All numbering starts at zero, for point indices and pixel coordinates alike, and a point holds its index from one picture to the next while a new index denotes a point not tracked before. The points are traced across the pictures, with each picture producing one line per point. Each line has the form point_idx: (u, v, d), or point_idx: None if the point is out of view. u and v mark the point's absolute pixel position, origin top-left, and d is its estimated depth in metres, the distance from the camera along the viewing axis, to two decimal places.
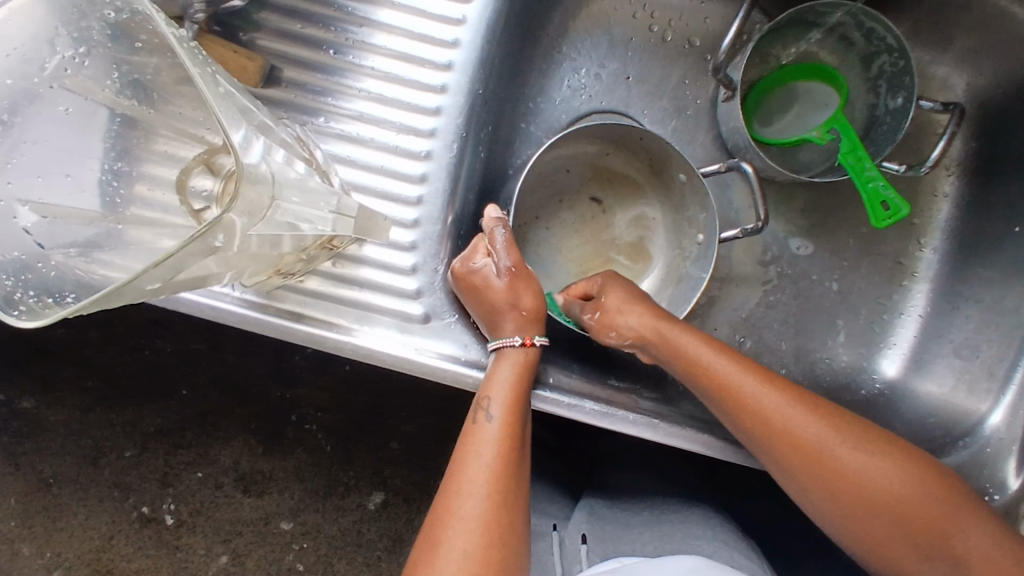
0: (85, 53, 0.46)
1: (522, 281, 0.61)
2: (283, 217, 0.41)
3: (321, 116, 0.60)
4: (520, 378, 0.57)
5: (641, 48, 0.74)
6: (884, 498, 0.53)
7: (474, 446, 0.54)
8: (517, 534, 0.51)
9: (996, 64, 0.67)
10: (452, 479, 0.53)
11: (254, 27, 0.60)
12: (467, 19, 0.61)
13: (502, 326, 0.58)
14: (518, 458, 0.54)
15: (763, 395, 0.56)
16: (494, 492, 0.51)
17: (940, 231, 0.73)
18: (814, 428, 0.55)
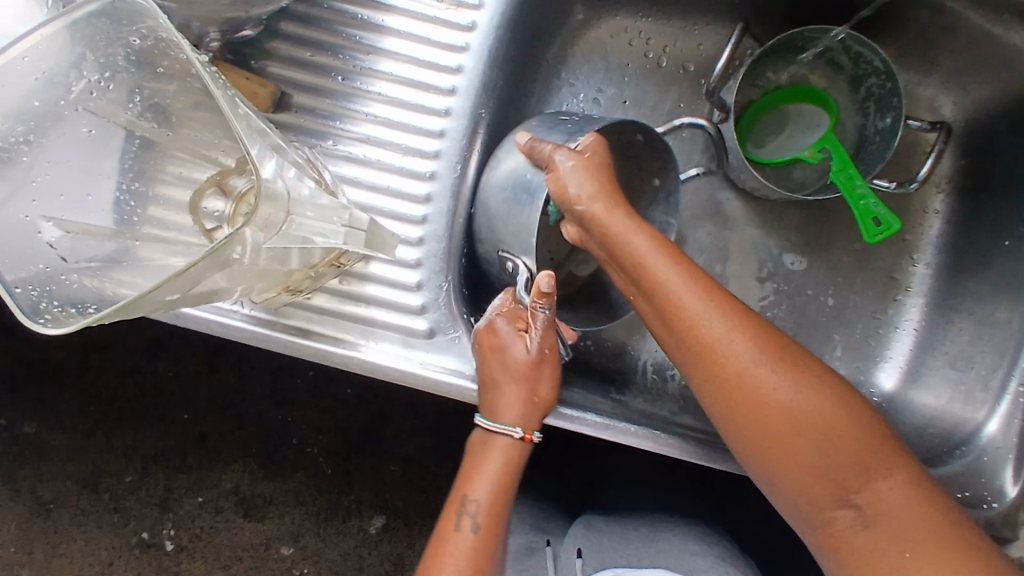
0: (110, 77, 0.47)
1: (544, 364, 0.59)
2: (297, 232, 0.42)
3: (329, 139, 0.62)
4: (510, 460, 0.59)
5: (637, 73, 0.77)
6: (818, 434, 0.50)
7: (462, 524, 0.56)
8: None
9: (980, 85, 0.69)
10: (438, 552, 0.55)
11: (265, 56, 0.62)
12: (470, 46, 0.63)
13: (504, 407, 0.58)
14: (500, 535, 0.57)
15: (713, 321, 0.53)
16: (478, 573, 0.54)
17: (931, 248, 0.75)
18: (749, 355, 0.52)
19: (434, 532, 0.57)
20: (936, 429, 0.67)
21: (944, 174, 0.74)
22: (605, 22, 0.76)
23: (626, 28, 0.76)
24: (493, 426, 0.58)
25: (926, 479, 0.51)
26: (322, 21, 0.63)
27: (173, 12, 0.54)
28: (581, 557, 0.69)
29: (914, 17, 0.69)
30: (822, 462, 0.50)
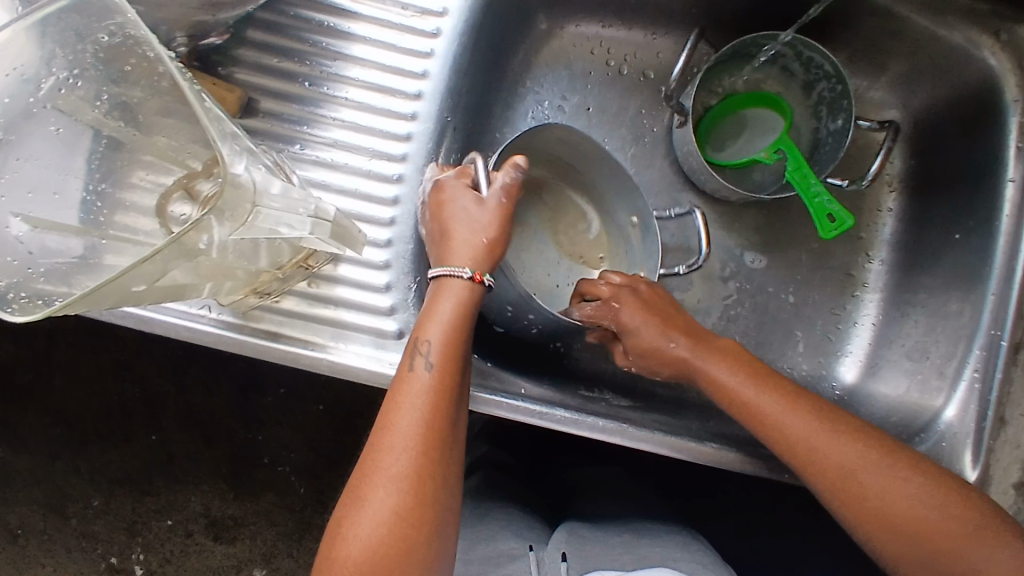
0: (78, 74, 0.48)
1: (496, 213, 0.57)
2: (264, 224, 0.43)
3: (297, 143, 0.63)
4: (459, 321, 0.54)
5: (600, 81, 0.79)
6: (909, 520, 0.54)
7: (407, 396, 0.52)
8: (442, 480, 0.51)
9: (924, 87, 0.73)
10: (382, 429, 0.51)
11: (232, 62, 0.63)
12: (435, 52, 0.65)
13: (450, 251, 0.56)
14: (450, 403, 0.53)
15: (785, 413, 0.59)
16: (424, 448, 0.50)
17: (885, 245, 0.78)
18: (837, 446, 0.57)
19: (382, 406, 0.53)
20: (895, 418, 0.69)
21: (894, 174, 0.77)
22: (568, 32, 0.78)
23: (588, 38, 0.79)
24: (438, 267, 0.56)
25: (1011, 531, 0.54)
26: (289, 28, 0.64)
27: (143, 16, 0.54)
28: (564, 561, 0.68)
29: (861, 24, 0.72)
30: (924, 547, 0.54)
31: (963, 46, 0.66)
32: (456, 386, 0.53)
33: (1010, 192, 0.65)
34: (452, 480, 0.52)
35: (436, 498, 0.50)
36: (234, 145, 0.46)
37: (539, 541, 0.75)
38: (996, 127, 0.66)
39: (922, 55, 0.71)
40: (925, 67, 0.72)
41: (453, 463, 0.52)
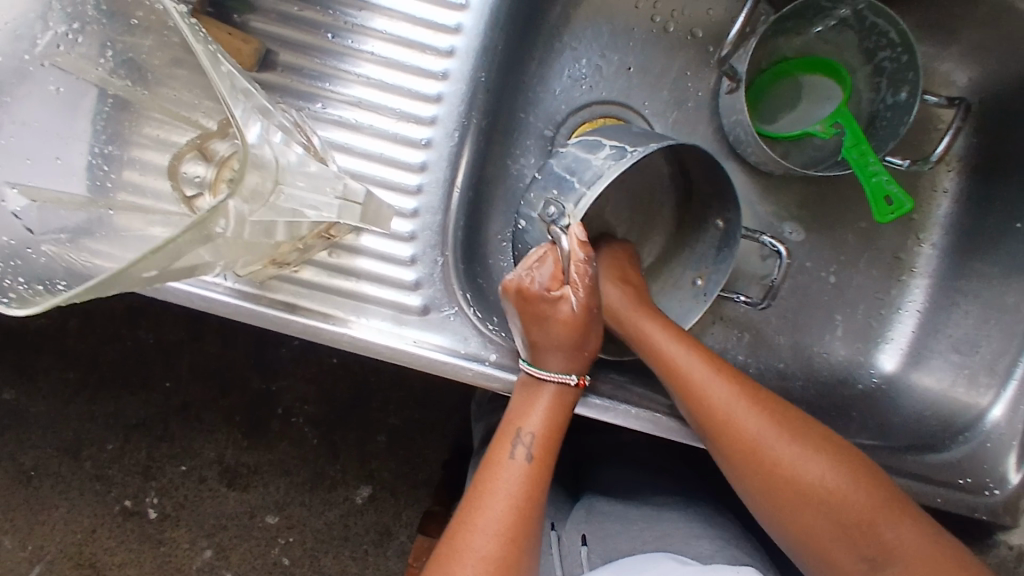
0: (79, 30, 0.44)
1: (595, 319, 0.56)
2: (286, 203, 0.39)
3: (317, 101, 0.59)
4: (557, 414, 0.56)
5: (643, 38, 0.73)
6: (817, 498, 0.52)
7: (499, 483, 0.53)
8: (525, 575, 0.51)
9: (999, 60, 0.66)
10: (472, 513, 0.52)
11: (249, 10, 0.59)
12: (469, 5, 0.59)
13: (551, 359, 0.55)
14: (539, 495, 0.54)
15: (718, 386, 0.55)
16: (513, 537, 0.51)
17: (939, 227, 0.73)
18: (752, 411, 0.55)
19: (470, 491, 0.54)
20: (934, 417, 0.66)
21: (957, 153, 0.71)
22: None
23: None
24: (544, 375, 0.55)
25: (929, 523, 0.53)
26: None
27: None
28: (584, 544, 0.67)
29: None
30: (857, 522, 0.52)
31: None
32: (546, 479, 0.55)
33: None
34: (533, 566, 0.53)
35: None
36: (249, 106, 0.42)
37: (560, 520, 0.74)
38: None
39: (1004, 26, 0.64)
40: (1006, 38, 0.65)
41: (533, 556, 0.52)
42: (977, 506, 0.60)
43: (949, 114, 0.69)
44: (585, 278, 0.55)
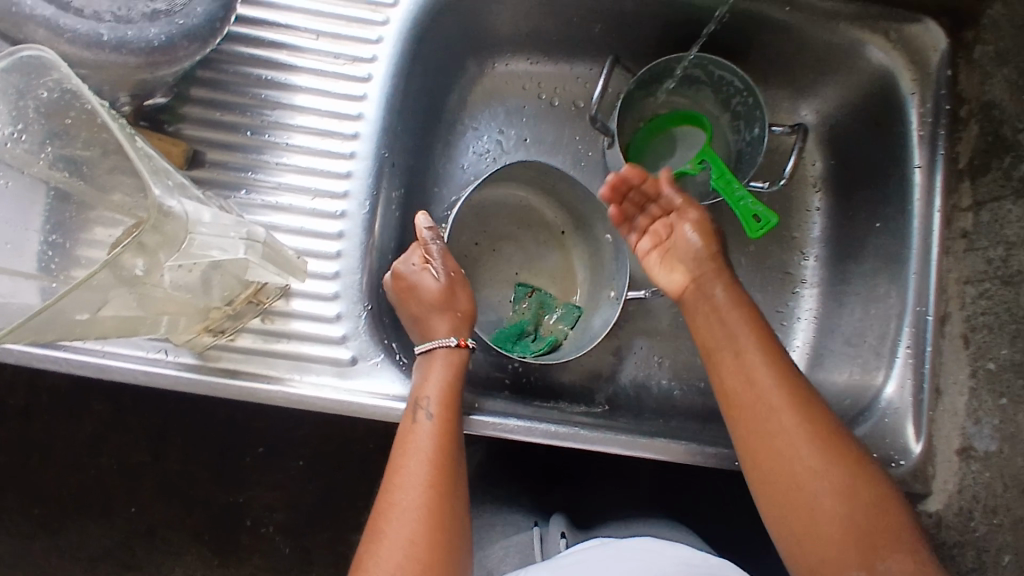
0: (22, 129, 0.51)
1: (457, 287, 0.68)
2: (198, 250, 0.47)
3: (242, 189, 0.67)
4: (452, 376, 0.63)
5: (535, 113, 0.84)
6: (831, 521, 0.52)
7: (412, 445, 0.58)
8: (455, 518, 0.55)
9: (834, 90, 0.77)
10: (393, 475, 0.57)
11: (179, 119, 0.67)
12: (368, 97, 0.69)
13: (435, 327, 0.65)
14: (451, 446, 0.59)
15: (769, 390, 0.57)
16: (433, 487, 0.55)
17: (816, 242, 0.81)
18: (793, 424, 0.55)
19: (391, 457, 0.58)
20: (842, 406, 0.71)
21: (817, 175, 0.81)
22: (499, 71, 0.83)
23: (519, 75, 0.83)
24: (431, 343, 0.64)
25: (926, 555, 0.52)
26: (231, 85, 0.68)
27: None
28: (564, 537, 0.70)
29: (762, 44, 0.76)
30: (845, 468, 0.54)
31: (854, 44, 0.72)
32: (455, 432, 0.60)
33: (918, 177, 0.69)
34: (464, 514, 0.57)
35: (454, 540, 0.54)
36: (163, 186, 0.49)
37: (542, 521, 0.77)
38: (903, 120, 0.71)
39: (829, 61, 0.74)
40: (833, 71, 0.75)
41: (460, 502, 0.57)
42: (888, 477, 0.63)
43: (793, 138, 0.79)
44: (437, 253, 0.67)
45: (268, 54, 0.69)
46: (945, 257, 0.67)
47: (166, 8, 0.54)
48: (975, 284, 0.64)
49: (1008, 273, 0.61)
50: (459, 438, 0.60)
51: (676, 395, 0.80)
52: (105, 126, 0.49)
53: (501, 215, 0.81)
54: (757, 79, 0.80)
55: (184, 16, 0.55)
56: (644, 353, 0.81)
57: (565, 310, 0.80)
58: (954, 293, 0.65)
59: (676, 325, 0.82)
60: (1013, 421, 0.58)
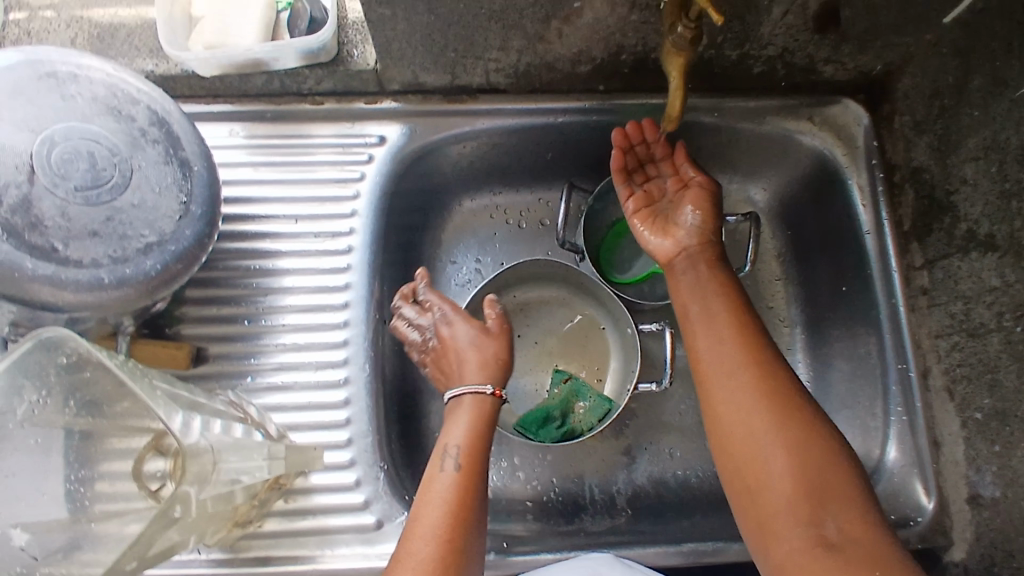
0: (46, 392, 0.53)
1: (494, 342, 0.68)
2: (224, 476, 0.51)
3: (247, 376, 0.70)
4: (479, 422, 0.64)
5: (505, 237, 0.88)
6: (778, 488, 0.53)
7: (433, 494, 0.59)
8: (465, 566, 0.56)
9: (776, 172, 0.83)
10: (413, 524, 0.57)
11: (177, 321, 0.71)
12: (352, 266, 0.73)
13: (468, 373, 0.66)
14: (471, 492, 0.59)
15: (733, 376, 0.59)
16: (447, 536, 0.56)
17: (790, 309, 0.84)
18: (747, 407, 0.57)
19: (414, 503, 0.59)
20: None
21: (777, 245, 0.86)
22: (467, 205, 0.87)
23: (485, 205, 0.88)
24: (460, 389, 0.65)
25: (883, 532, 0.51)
26: (222, 280, 0.73)
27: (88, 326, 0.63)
28: None
29: (700, 144, 0.81)
30: (808, 454, 0.54)
31: (786, 133, 0.76)
32: (478, 477, 0.61)
33: (869, 243, 0.73)
34: (474, 563, 0.57)
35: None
36: (185, 408, 0.53)
37: None
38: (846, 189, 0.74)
39: (767, 145, 0.79)
40: (772, 154, 0.80)
41: (474, 549, 0.57)
42: (909, 538, 0.66)
43: (746, 225, 0.84)
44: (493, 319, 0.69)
45: (252, 245, 0.74)
46: (911, 313, 0.71)
47: (158, 238, 0.58)
48: (945, 338, 0.67)
49: (971, 327, 0.64)
50: (479, 485, 0.61)
51: (692, 481, 0.82)
52: (103, 370, 0.51)
53: (516, 311, 0.86)
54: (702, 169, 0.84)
55: (175, 241, 0.59)
56: (654, 446, 0.83)
57: (596, 403, 0.81)
58: (929, 348, 0.69)
59: (677, 412, 0.85)
60: (1011, 468, 0.60)
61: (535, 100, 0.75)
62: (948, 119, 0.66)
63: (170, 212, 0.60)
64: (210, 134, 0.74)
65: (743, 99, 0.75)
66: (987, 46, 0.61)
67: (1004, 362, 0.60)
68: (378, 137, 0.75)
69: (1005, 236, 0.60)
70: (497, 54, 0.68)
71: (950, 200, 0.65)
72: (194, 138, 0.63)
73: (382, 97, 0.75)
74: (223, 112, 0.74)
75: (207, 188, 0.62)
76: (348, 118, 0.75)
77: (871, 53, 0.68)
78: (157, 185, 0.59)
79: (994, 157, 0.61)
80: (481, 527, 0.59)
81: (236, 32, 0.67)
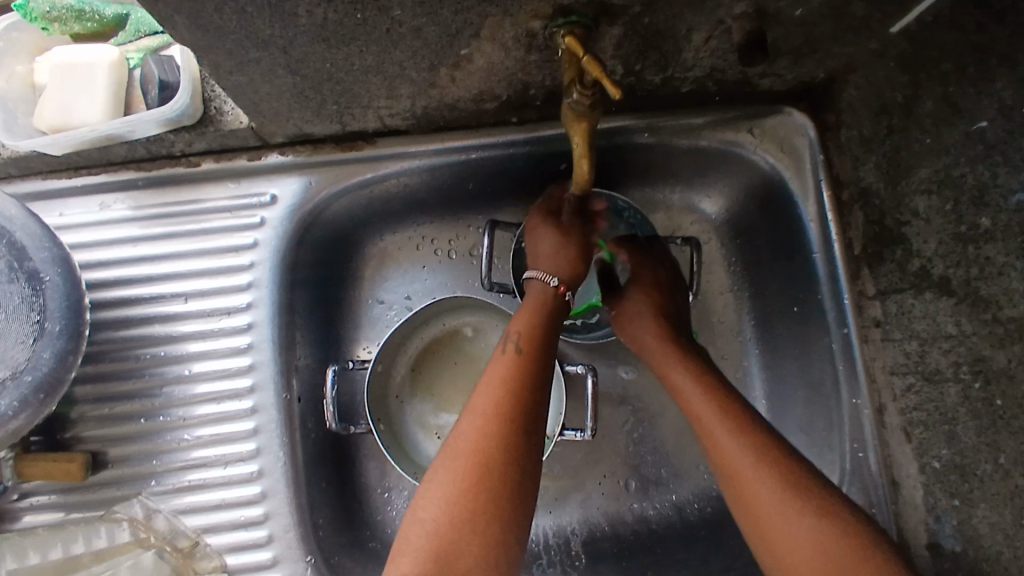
0: None
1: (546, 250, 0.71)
2: None
3: (151, 479, 0.65)
4: (530, 315, 0.63)
5: (433, 269, 0.79)
6: (790, 540, 0.51)
7: (479, 393, 0.56)
8: (528, 434, 0.53)
9: (719, 180, 0.74)
10: (455, 430, 0.54)
11: (73, 425, 0.65)
12: (255, 345, 0.66)
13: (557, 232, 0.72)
14: (520, 372, 0.57)
15: (725, 437, 0.58)
16: (493, 435, 0.52)
17: (743, 323, 0.78)
18: (748, 465, 0.55)
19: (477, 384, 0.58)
20: None
21: (725, 252, 0.78)
22: (389, 240, 0.78)
23: (409, 237, 0.79)
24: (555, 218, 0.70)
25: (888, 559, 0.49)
26: (114, 374, 0.66)
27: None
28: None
29: (634, 159, 0.72)
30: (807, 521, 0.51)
31: (725, 146, 0.68)
32: (528, 358, 0.59)
33: (818, 264, 0.67)
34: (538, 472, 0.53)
35: (513, 462, 0.51)
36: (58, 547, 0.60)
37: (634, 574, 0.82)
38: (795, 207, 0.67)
39: (706, 156, 0.71)
40: (713, 165, 0.72)
41: (538, 419, 0.55)
42: None
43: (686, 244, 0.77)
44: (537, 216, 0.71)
45: (143, 330, 0.66)
46: (864, 344, 0.65)
47: (11, 372, 0.53)
48: (900, 377, 0.62)
49: (927, 371, 0.59)
50: (533, 363, 0.58)
51: (650, 514, 0.78)
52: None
53: (450, 338, 0.81)
54: (640, 182, 0.77)
55: (31, 371, 0.53)
56: (609, 479, 0.79)
57: None
58: (884, 384, 0.63)
59: (630, 442, 0.79)
60: (971, 525, 0.57)
61: (443, 138, 0.66)
62: (898, 138, 0.58)
63: (23, 338, 0.53)
64: (81, 209, 0.66)
65: (674, 117, 0.66)
66: (937, 66, 0.54)
67: (962, 416, 0.56)
68: (271, 196, 0.67)
69: (961, 282, 0.55)
70: (387, 102, 0.59)
71: (901, 231, 0.59)
72: (47, 240, 0.55)
73: (268, 150, 0.66)
74: (91, 184, 0.66)
75: (66, 298, 0.55)
76: (234, 177, 0.67)
77: (811, 64, 0.59)
78: (3, 310, 0.54)
79: (948, 194, 0.55)
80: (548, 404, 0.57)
81: (77, 107, 0.60)
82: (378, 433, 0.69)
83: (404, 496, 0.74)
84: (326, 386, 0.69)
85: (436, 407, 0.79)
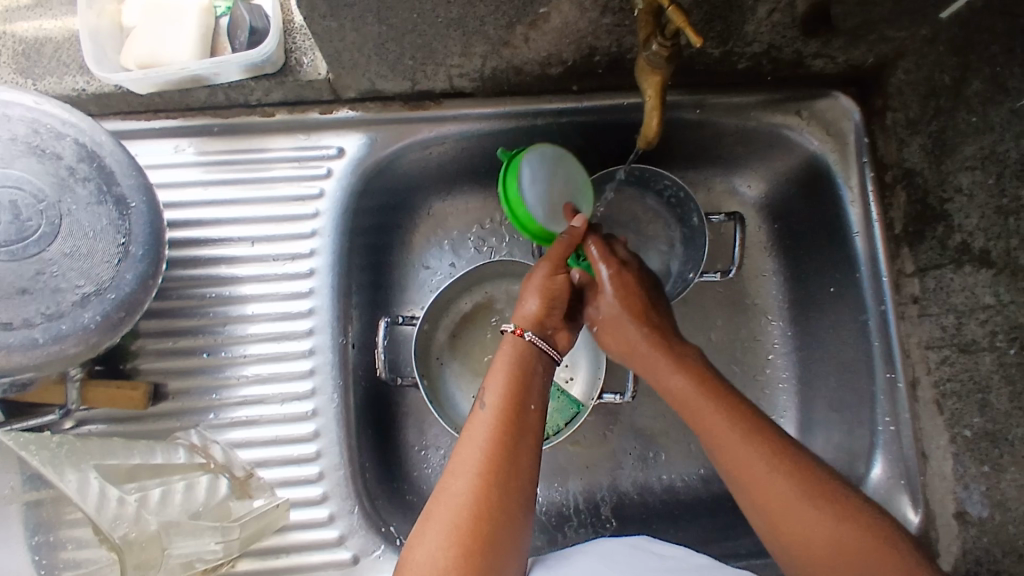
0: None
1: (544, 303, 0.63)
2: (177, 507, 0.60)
3: (210, 412, 0.67)
4: (513, 361, 0.60)
5: (479, 237, 0.82)
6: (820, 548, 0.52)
7: (462, 448, 0.55)
8: (509, 511, 0.52)
9: (762, 163, 0.77)
10: (440, 488, 0.54)
11: (134, 355, 0.68)
12: (314, 290, 0.69)
13: (534, 292, 0.64)
14: (508, 438, 0.55)
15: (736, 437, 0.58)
16: (479, 505, 0.51)
17: (778, 304, 0.80)
18: (762, 462, 0.56)
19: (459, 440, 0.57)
20: None
21: (764, 237, 0.81)
22: (439, 206, 0.81)
23: (459, 204, 0.81)
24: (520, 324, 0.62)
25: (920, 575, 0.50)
26: (177, 310, 0.68)
27: (37, 378, 0.60)
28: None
29: (683, 138, 0.75)
30: None
31: (773, 127, 0.71)
32: (516, 419, 0.56)
33: (858, 244, 0.70)
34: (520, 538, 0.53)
35: (501, 529, 0.51)
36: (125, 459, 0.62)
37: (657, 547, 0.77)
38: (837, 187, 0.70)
39: (753, 138, 0.73)
40: (760, 147, 0.74)
41: (521, 489, 0.54)
42: None
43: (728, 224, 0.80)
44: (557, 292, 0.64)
45: (207, 270, 0.69)
46: (901, 321, 0.68)
47: (95, 288, 0.55)
48: (935, 350, 0.65)
49: (963, 342, 0.62)
50: (523, 428, 0.56)
51: (678, 486, 0.80)
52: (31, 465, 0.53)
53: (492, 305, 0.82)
54: (685, 162, 0.79)
55: (115, 290, 0.56)
56: (640, 449, 0.81)
57: (564, 404, 0.78)
58: (918, 358, 0.66)
59: (660, 416, 0.81)
60: (999, 490, 0.60)
61: (505, 103, 0.69)
62: (945, 119, 0.62)
63: (108, 258, 0.56)
64: (154, 150, 0.69)
65: (724, 95, 0.69)
66: (986, 48, 0.58)
67: (996, 383, 0.59)
68: (337, 149, 0.70)
69: (1000, 253, 0.59)
70: (459, 60, 0.62)
71: (943, 209, 0.63)
72: (132, 170, 0.59)
73: (338, 105, 0.69)
74: (165, 127, 0.69)
75: (149, 224, 0.58)
76: (303, 130, 0.70)
77: (864, 47, 0.62)
78: (90, 230, 0.56)
79: (992, 168, 0.59)
80: (532, 471, 0.56)
81: (164, 48, 0.63)
82: (424, 385, 0.71)
83: (441, 454, 0.76)
84: (377, 336, 0.72)
85: (475, 370, 0.81)
